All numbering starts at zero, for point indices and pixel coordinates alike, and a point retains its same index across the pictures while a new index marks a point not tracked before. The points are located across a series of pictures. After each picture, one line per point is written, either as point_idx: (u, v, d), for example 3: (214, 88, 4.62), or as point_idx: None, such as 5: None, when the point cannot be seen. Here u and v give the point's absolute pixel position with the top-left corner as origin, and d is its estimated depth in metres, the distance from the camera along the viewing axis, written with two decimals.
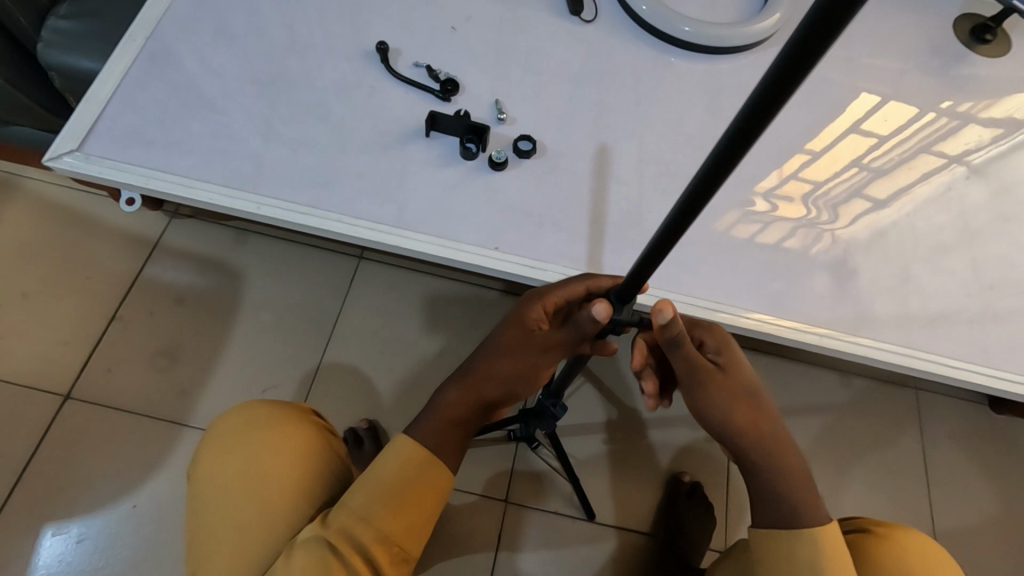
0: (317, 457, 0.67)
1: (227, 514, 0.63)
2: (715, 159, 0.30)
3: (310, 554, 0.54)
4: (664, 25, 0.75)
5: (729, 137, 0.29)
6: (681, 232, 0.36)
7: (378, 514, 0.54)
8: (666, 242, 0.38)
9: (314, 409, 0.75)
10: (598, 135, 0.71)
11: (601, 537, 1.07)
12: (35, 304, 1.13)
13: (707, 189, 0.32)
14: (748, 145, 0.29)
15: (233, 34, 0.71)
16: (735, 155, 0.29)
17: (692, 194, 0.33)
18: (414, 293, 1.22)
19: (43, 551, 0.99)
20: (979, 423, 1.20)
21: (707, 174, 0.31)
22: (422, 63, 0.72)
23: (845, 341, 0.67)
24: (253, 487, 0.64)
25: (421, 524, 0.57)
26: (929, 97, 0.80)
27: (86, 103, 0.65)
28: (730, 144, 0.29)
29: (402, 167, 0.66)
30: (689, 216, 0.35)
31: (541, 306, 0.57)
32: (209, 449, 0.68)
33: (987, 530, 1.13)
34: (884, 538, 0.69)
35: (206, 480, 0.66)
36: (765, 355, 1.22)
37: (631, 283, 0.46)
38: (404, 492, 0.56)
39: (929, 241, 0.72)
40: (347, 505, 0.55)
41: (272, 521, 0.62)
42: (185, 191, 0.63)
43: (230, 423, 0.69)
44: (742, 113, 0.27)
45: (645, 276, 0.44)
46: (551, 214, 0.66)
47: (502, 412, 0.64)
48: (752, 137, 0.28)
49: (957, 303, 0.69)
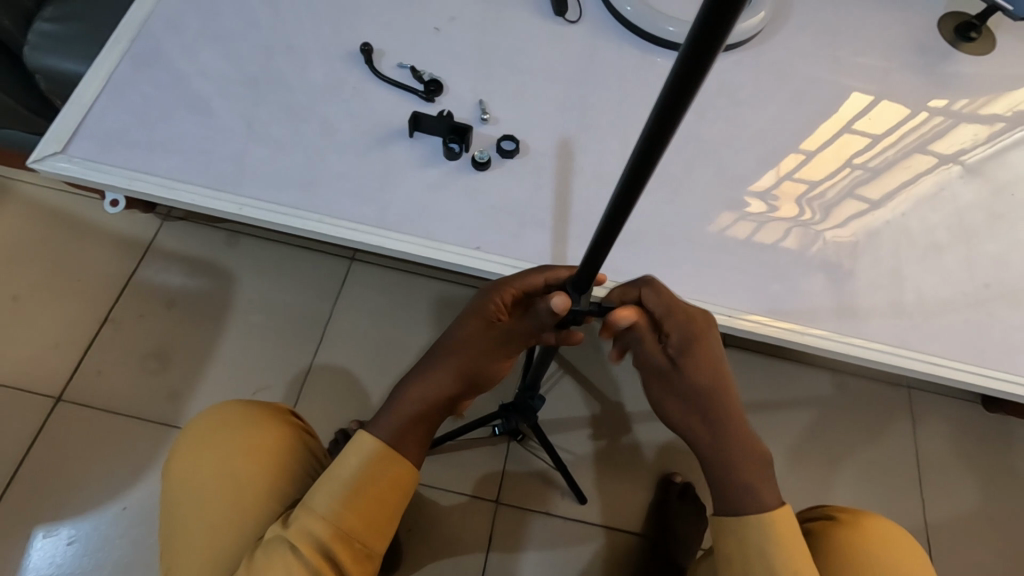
0: (291, 457, 0.67)
1: (200, 513, 0.63)
2: (648, 136, 0.32)
3: (274, 554, 0.54)
4: (648, 25, 0.76)
5: (658, 112, 0.30)
6: (628, 207, 0.38)
7: (340, 514, 0.55)
8: (614, 223, 0.39)
9: (292, 409, 0.75)
10: (582, 135, 0.71)
11: (591, 537, 1.07)
12: (28, 306, 1.14)
13: (646, 163, 0.33)
14: (679, 114, 0.30)
15: (218, 36, 0.72)
16: (664, 131, 0.31)
17: (630, 173, 0.35)
18: (406, 294, 1.22)
19: (33, 553, 0.99)
20: (971, 421, 1.19)
21: (642, 151, 0.33)
22: (407, 63, 0.72)
23: (840, 342, 0.67)
24: (225, 488, 0.64)
25: (384, 520, 0.57)
26: (915, 95, 0.80)
27: (71, 105, 0.66)
28: (658, 120, 0.30)
29: (385, 167, 0.66)
30: (631, 195, 0.36)
31: (502, 295, 0.58)
32: (182, 449, 0.68)
33: (980, 529, 1.12)
34: (850, 526, 0.68)
35: (179, 480, 0.66)
36: (757, 354, 1.22)
37: (586, 272, 0.47)
38: (364, 490, 0.56)
39: (917, 239, 0.72)
40: (309, 505, 0.55)
41: (244, 520, 0.63)
42: (169, 193, 0.63)
43: (204, 423, 0.69)
44: (665, 88, 0.29)
45: (597, 263, 0.45)
46: (534, 214, 0.66)
47: (466, 404, 0.66)
48: (677, 112, 0.30)
49: (942, 300, 0.69)
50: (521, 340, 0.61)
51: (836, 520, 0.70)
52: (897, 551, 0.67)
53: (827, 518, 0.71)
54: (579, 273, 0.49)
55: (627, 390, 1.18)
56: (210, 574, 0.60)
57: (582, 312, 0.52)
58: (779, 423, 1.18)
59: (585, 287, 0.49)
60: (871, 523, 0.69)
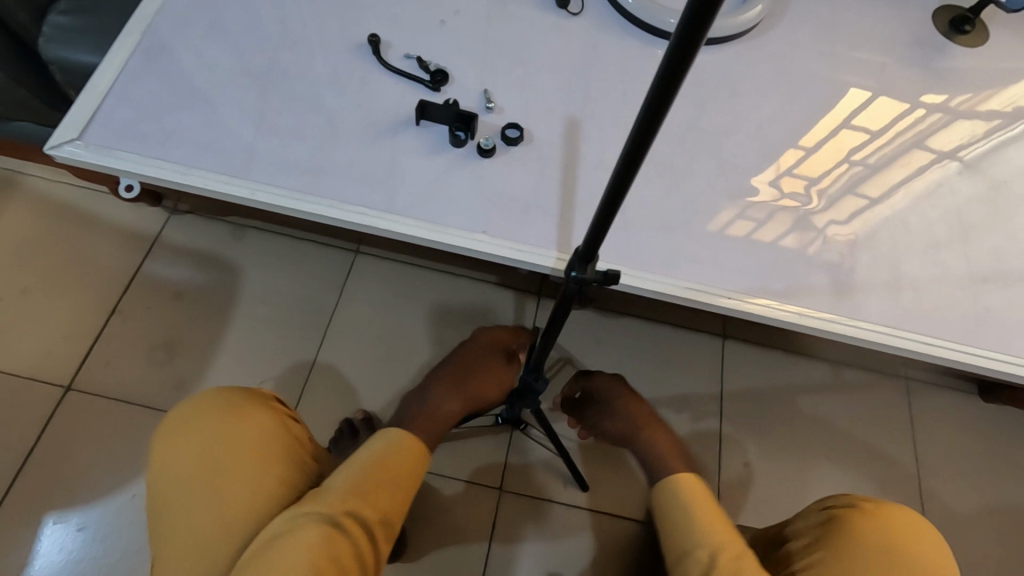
0: (276, 446, 0.67)
1: (190, 503, 0.63)
2: (652, 99, 0.33)
3: (310, 528, 0.60)
4: (649, 17, 0.77)
5: (661, 75, 0.32)
6: (631, 177, 0.39)
7: (374, 493, 0.66)
8: (618, 192, 0.41)
9: (274, 396, 0.74)
10: (585, 124, 0.73)
11: (594, 526, 1.09)
12: (37, 298, 1.15)
13: (647, 131, 0.35)
14: (678, 83, 0.32)
15: (230, 28, 0.73)
16: (667, 94, 0.32)
17: (635, 139, 0.36)
18: (410, 287, 1.23)
19: (43, 541, 1.00)
20: (969, 412, 1.21)
21: (645, 117, 0.34)
22: (413, 55, 0.74)
23: (846, 324, 0.69)
24: (217, 480, 0.64)
25: (402, 500, 0.69)
26: (910, 87, 0.82)
27: (86, 94, 0.67)
28: (661, 82, 0.32)
29: (393, 154, 0.68)
30: (634, 163, 0.38)
31: (502, 335, 0.92)
32: (163, 440, 0.67)
33: (978, 518, 1.14)
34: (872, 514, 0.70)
35: (164, 475, 0.65)
36: (758, 346, 1.23)
37: (590, 243, 0.49)
38: (392, 466, 0.69)
39: (912, 228, 0.73)
40: (345, 488, 0.65)
41: (237, 507, 0.63)
42: (182, 179, 0.65)
43: (184, 412, 0.68)
44: (666, 57, 0.31)
45: (602, 234, 0.46)
46: (538, 200, 0.68)
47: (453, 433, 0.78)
48: (676, 80, 0.32)
49: (935, 285, 0.71)
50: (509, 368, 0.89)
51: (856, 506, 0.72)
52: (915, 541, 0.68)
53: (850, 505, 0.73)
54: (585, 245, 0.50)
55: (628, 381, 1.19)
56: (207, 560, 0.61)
57: (589, 280, 0.53)
58: (778, 414, 1.19)
59: (592, 258, 0.51)
60: (891, 512, 0.70)
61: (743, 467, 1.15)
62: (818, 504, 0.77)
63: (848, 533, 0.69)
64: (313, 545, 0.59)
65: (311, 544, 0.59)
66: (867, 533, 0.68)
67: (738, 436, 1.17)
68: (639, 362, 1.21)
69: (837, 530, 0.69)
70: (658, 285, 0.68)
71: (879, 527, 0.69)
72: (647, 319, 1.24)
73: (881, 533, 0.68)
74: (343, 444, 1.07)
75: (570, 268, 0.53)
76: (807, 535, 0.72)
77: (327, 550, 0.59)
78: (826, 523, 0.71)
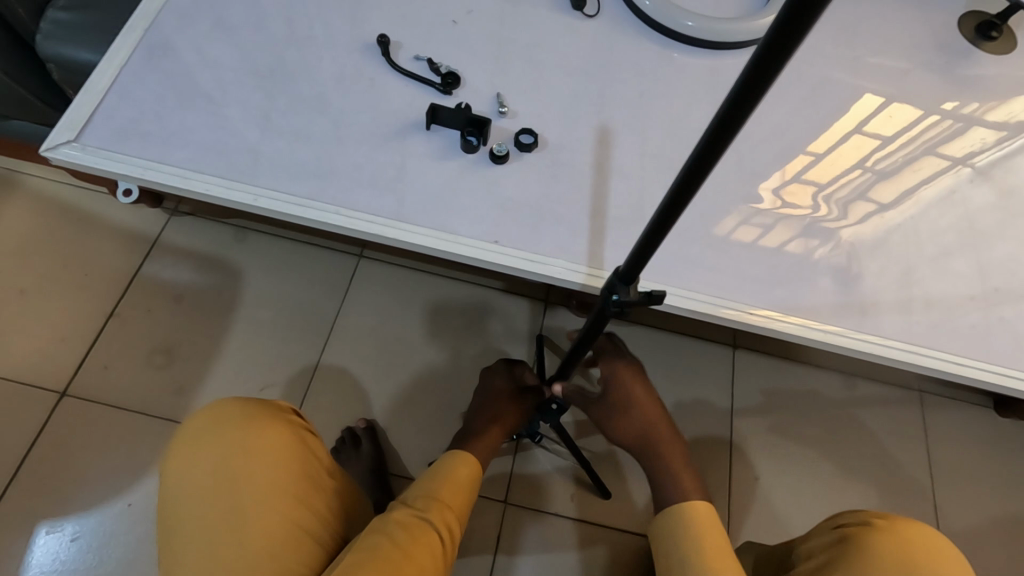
0: (290, 457, 0.64)
1: (204, 516, 0.60)
2: (716, 128, 0.33)
3: (398, 520, 0.66)
4: (667, 20, 0.75)
5: (732, 98, 0.31)
6: (687, 200, 0.39)
7: (444, 493, 0.71)
8: (670, 213, 0.40)
9: (291, 406, 0.70)
10: (600, 130, 0.71)
11: (600, 539, 1.06)
12: (34, 300, 1.13)
13: (709, 157, 0.34)
14: (748, 110, 0.31)
15: (234, 26, 0.71)
16: (738, 117, 0.32)
17: (698, 156, 0.35)
18: (415, 294, 1.21)
19: (36, 550, 0.98)
20: (983, 426, 1.19)
21: (711, 137, 0.33)
22: (424, 56, 0.72)
23: (868, 342, 0.66)
24: (229, 497, 0.60)
25: (464, 504, 0.73)
26: (937, 95, 0.79)
27: (84, 95, 0.65)
28: (733, 102, 0.31)
29: (402, 159, 0.66)
30: (693, 182, 0.37)
31: (501, 379, 0.93)
32: (175, 451, 0.64)
33: (993, 534, 1.11)
34: (889, 534, 0.64)
35: (177, 498, 0.61)
36: (766, 356, 1.21)
37: (634, 262, 0.49)
38: (454, 475, 0.74)
39: (938, 240, 0.71)
40: (416, 500, 0.70)
41: (250, 521, 0.59)
42: (183, 183, 0.62)
43: (197, 422, 0.64)
44: (739, 79, 0.30)
45: (647, 254, 0.46)
46: (552, 208, 0.66)
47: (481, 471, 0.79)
48: (748, 105, 0.31)
49: (965, 301, 0.68)
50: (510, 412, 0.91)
51: (871, 523, 0.66)
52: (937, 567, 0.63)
53: (863, 522, 0.67)
54: (626, 267, 0.51)
55: None
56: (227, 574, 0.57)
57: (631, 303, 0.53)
58: (789, 426, 1.17)
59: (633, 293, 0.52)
60: (909, 529, 0.65)
61: (752, 480, 1.12)
62: (830, 522, 0.71)
63: (856, 557, 0.63)
64: (404, 533, 0.64)
65: (404, 531, 0.64)
66: (874, 554, 0.62)
67: (747, 447, 1.15)
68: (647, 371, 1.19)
69: (845, 556, 0.64)
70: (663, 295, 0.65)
71: (886, 545, 0.63)
72: (654, 326, 1.22)
73: (892, 552, 0.63)
74: (347, 453, 1.05)
75: (612, 290, 0.53)
76: (818, 560, 0.66)
77: (404, 543, 0.63)
78: (835, 546, 0.66)
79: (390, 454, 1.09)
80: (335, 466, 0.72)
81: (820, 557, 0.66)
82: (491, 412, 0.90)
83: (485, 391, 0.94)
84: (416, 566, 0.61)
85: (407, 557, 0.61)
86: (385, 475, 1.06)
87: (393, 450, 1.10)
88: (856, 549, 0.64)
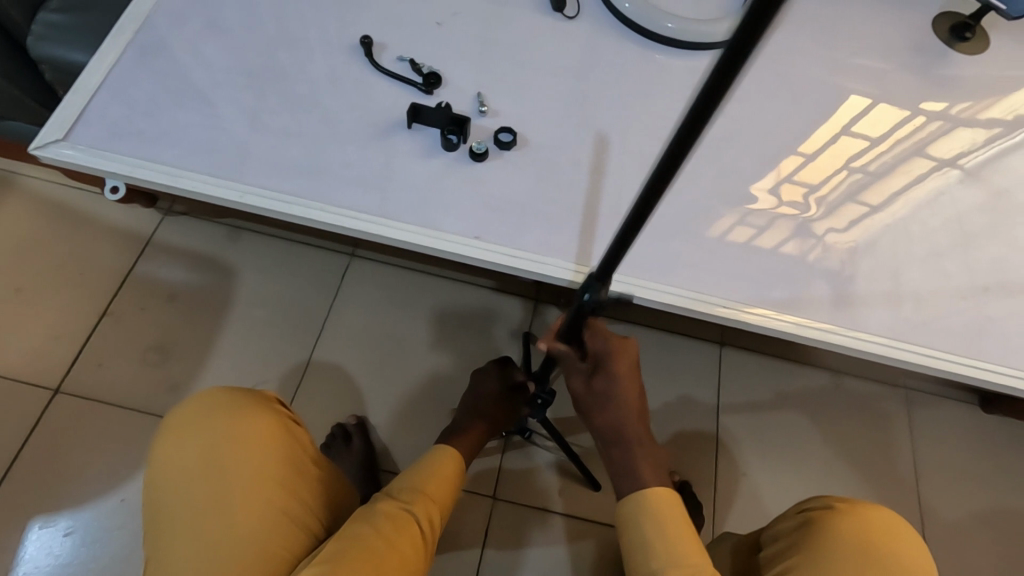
0: (276, 449, 0.65)
1: (188, 501, 0.61)
2: (673, 146, 0.35)
3: (382, 510, 0.67)
4: (647, 21, 0.77)
5: (686, 120, 0.33)
6: (653, 207, 0.41)
7: (428, 487, 0.72)
8: (637, 219, 0.42)
9: (279, 398, 0.71)
10: (580, 129, 0.72)
11: (588, 535, 1.07)
12: (29, 299, 1.14)
13: (669, 170, 0.36)
14: (700, 131, 0.33)
15: (222, 28, 0.73)
16: (690, 137, 0.34)
17: (660, 169, 0.37)
18: (406, 292, 1.22)
19: (29, 545, 0.99)
20: (968, 423, 1.20)
21: (671, 150, 0.35)
22: (407, 57, 0.73)
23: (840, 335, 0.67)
24: (215, 484, 0.61)
25: (448, 498, 0.74)
26: (911, 95, 0.81)
27: (74, 95, 0.66)
28: (688, 123, 0.33)
29: (385, 157, 0.67)
30: (654, 197, 0.39)
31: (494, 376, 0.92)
32: (164, 438, 0.65)
33: (977, 531, 1.12)
34: (847, 517, 0.65)
35: (163, 484, 0.63)
36: (752, 354, 1.22)
37: (607, 261, 0.50)
38: (439, 469, 0.75)
39: (910, 236, 0.72)
40: (398, 492, 0.70)
41: (233, 508, 0.61)
42: (171, 180, 0.64)
43: (186, 410, 0.66)
44: (691, 102, 0.32)
45: (618, 255, 0.48)
46: (532, 205, 0.67)
47: (462, 465, 0.79)
48: (701, 126, 0.33)
49: (939, 298, 0.69)
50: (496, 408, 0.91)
51: (832, 508, 0.66)
52: (892, 546, 0.64)
53: (826, 506, 0.67)
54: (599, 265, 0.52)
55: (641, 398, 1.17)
56: (209, 560, 0.58)
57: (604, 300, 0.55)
58: (776, 424, 1.18)
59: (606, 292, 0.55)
60: (870, 512, 0.65)
61: (740, 477, 1.13)
62: (795, 506, 0.72)
63: (817, 541, 0.64)
64: (388, 524, 0.65)
65: (388, 522, 0.65)
66: (836, 537, 0.64)
67: (735, 444, 1.16)
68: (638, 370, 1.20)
69: (806, 540, 0.65)
70: (647, 292, 0.67)
71: (847, 529, 0.64)
72: (653, 327, 1.23)
73: (854, 536, 0.64)
74: (336, 448, 1.07)
75: (587, 289, 0.55)
76: (782, 543, 0.68)
77: (389, 533, 0.64)
78: (797, 531, 0.67)
79: (380, 451, 1.11)
80: (320, 458, 0.72)
81: (783, 543, 0.68)
82: (479, 410, 0.91)
83: (474, 391, 0.93)
84: (399, 556, 0.63)
85: (389, 545, 0.63)
86: (375, 471, 1.07)
87: (383, 447, 1.11)
88: (814, 538, 0.65)
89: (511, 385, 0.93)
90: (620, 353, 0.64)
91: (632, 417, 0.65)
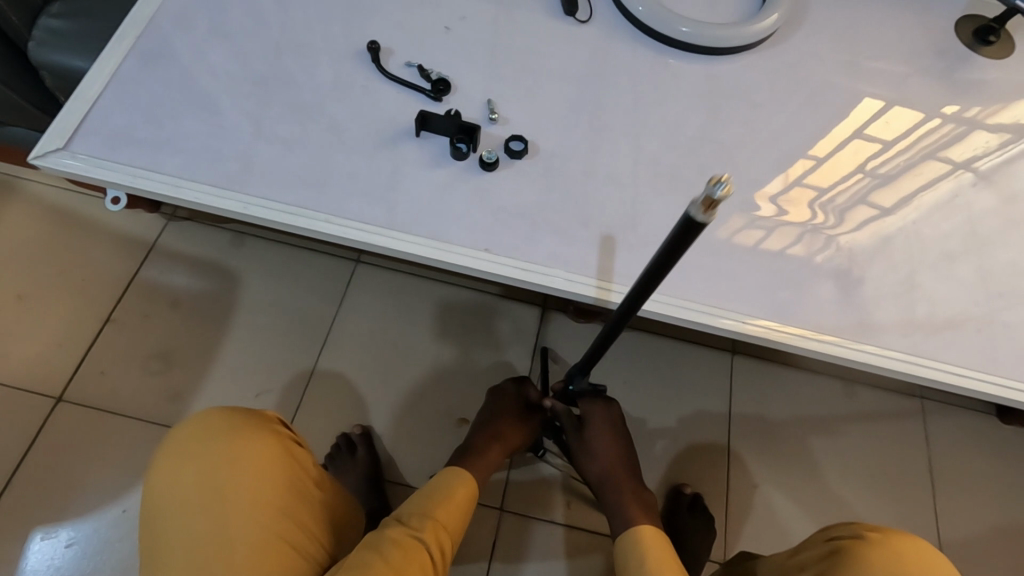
0: (276, 472, 0.63)
1: (186, 525, 0.60)
2: (666, 252, 0.50)
3: (393, 535, 0.66)
4: (661, 25, 0.75)
5: (676, 236, 0.48)
6: (652, 287, 0.55)
7: (436, 511, 0.70)
8: (640, 296, 0.57)
9: (280, 417, 0.70)
10: (592, 137, 0.70)
11: (597, 547, 1.06)
12: (31, 306, 1.13)
13: (664, 264, 0.51)
14: (687, 242, 0.48)
15: (226, 33, 0.71)
16: (679, 248, 0.49)
17: (657, 266, 0.52)
18: (413, 299, 1.20)
19: (30, 556, 0.98)
20: (985, 434, 1.17)
21: (667, 252, 0.50)
22: (415, 62, 0.71)
23: (861, 352, 0.64)
24: (213, 508, 0.60)
25: (458, 521, 0.72)
26: (934, 101, 0.78)
27: (74, 103, 0.65)
28: (678, 236, 0.48)
29: (392, 166, 0.65)
30: (653, 281, 0.54)
31: (511, 395, 0.92)
32: (162, 457, 0.63)
33: (996, 546, 1.10)
34: (877, 545, 0.63)
35: (161, 506, 0.61)
36: (764, 362, 1.20)
37: (618, 318, 0.63)
38: (448, 492, 0.73)
39: (933, 245, 0.70)
40: (408, 517, 0.69)
41: (232, 533, 0.59)
42: (173, 191, 0.62)
43: (185, 430, 0.64)
44: (678, 227, 0.47)
45: (625, 318, 0.62)
46: (544, 215, 0.65)
47: (473, 487, 0.77)
48: (687, 239, 0.48)
49: (965, 312, 0.67)
50: (511, 426, 0.90)
51: (863, 536, 0.65)
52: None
53: (854, 535, 0.66)
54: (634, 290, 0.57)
55: (649, 406, 1.16)
56: None
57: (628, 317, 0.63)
58: (788, 434, 1.16)
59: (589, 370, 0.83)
60: (901, 542, 0.64)
61: (751, 488, 1.11)
62: (823, 534, 0.71)
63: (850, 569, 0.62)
64: (397, 550, 0.64)
65: (399, 547, 0.64)
66: (867, 565, 0.62)
67: (746, 454, 1.14)
68: (641, 377, 1.18)
69: (839, 566, 0.63)
70: (655, 306, 0.64)
71: (879, 557, 0.62)
72: (653, 332, 1.21)
73: (886, 564, 0.62)
74: (341, 460, 1.05)
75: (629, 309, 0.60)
76: (813, 570, 0.66)
77: (396, 561, 0.62)
78: (825, 559, 0.65)
79: (385, 461, 1.09)
80: (323, 479, 0.71)
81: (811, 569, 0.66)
82: (492, 429, 0.89)
83: (490, 408, 0.92)
84: None
85: None
86: (380, 484, 1.05)
87: (389, 457, 1.09)
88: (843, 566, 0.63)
89: (528, 403, 0.92)
90: (612, 409, 0.86)
91: (613, 463, 0.84)
